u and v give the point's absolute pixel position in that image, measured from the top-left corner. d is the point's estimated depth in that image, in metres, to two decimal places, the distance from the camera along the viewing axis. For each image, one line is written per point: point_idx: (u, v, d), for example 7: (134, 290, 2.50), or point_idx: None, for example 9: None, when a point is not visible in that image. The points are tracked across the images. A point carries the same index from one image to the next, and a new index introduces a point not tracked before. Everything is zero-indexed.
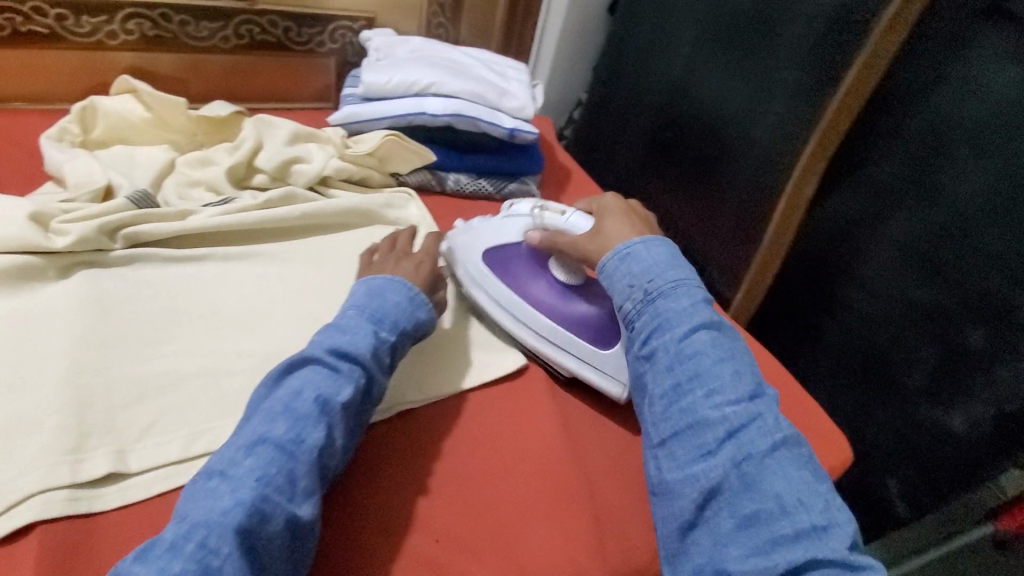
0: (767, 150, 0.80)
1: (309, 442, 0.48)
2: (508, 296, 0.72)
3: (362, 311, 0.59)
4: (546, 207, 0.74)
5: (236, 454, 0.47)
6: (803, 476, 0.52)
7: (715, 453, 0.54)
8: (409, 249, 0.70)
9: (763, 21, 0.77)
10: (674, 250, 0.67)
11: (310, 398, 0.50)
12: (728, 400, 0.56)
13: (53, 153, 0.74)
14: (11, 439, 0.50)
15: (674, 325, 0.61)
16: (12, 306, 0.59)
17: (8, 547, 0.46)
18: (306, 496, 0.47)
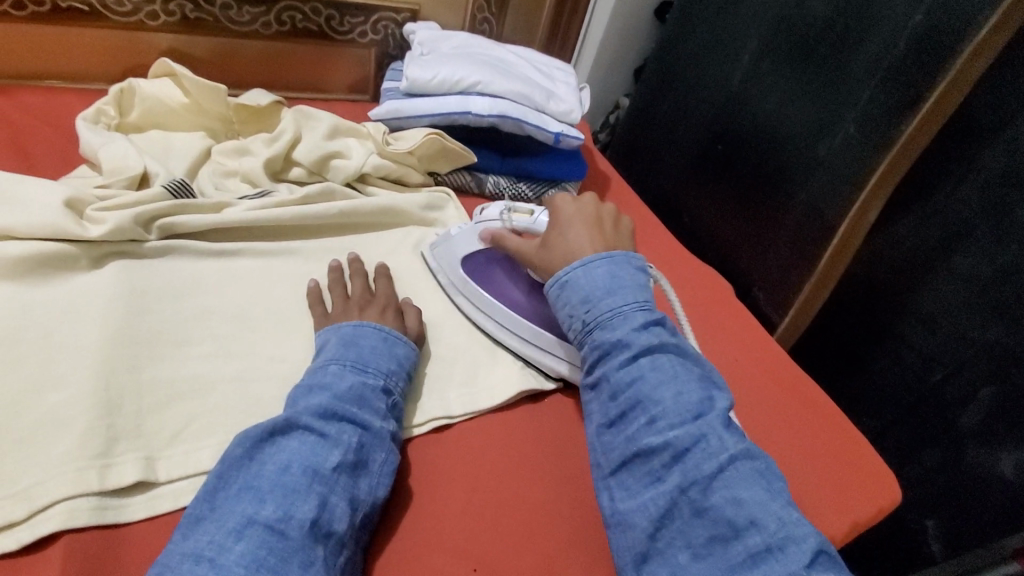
0: (831, 172, 0.76)
1: (301, 515, 0.44)
2: (489, 303, 0.70)
3: (343, 364, 0.55)
4: (514, 209, 0.72)
5: (225, 538, 0.42)
6: (760, 492, 0.47)
7: (665, 480, 0.49)
8: (367, 293, 0.65)
9: (835, 35, 0.73)
10: (615, 258, 0.60)
11: (299, 468, 0.46)
12: (670, 424, 0.51)
13: (88, 136, 0.71)
14: (38, 440, 0.48)
15: (617, 350, 0.55)
16: (42, 296, 0.56)
17: (33, 556, 0.43)
18: (305, 571, 0.42)
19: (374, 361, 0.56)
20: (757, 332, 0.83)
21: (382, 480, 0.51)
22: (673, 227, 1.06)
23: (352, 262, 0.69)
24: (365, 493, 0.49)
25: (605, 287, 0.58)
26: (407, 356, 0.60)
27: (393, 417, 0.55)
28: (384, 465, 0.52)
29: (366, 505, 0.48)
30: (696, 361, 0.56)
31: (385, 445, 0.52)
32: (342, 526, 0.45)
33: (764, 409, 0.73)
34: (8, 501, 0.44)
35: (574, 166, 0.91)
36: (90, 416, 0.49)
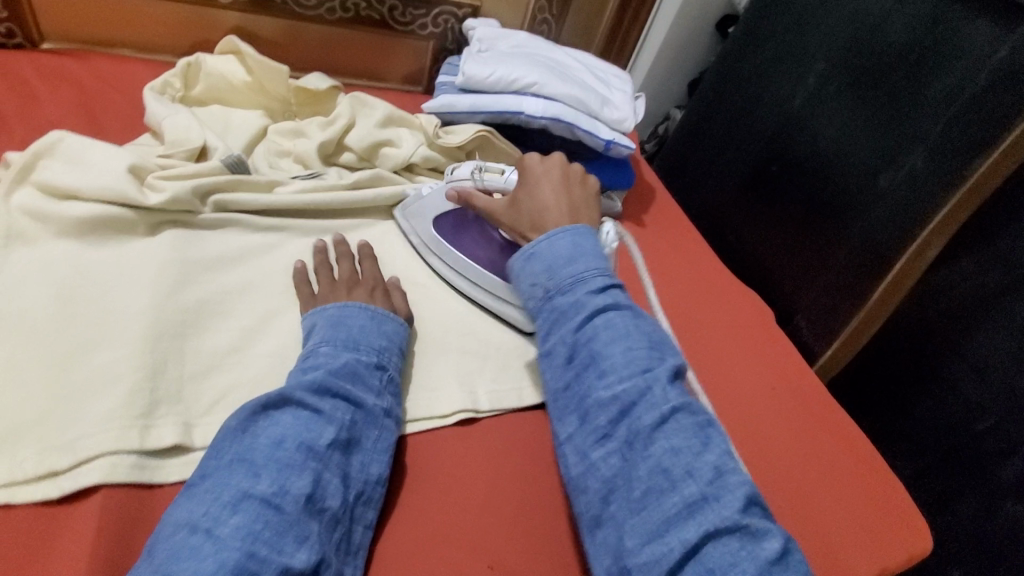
0: (892, 203, 0.72)
1: (296, 490, 0.44)
2: (459, 259, 0.72)
3: (335, 344, 0.55)
4: (485, 168, 0.72)
5: (221, 510, 0.42)
6: (699, 444, 0.47)
7: (614, 438, 0.48)
8: (355, 275, 0.64)
9: (910, 65, 0.71)
10: (580, 232, 0.59)
11: (293, 444, 0.46)
12: (621, 380, 0.49)
13: (154, 106, 0.73)
14: (85, 395, 0.49)
15: (572, 312, 0.54)
16: (99, 256, 0.59)
17: (73, 506, 0.45)
18: (300, 544, 0.43)
19: (366, 341, 0.57)
20: (795, 363, 0.80)
21: (374, 457, 0.51)
22: (717, 247, 1.04)
23: (336, 245, 0.67)
24: (356, 471, 0.50)
25: (568, 256, 0.57)
26: (396, 332, 0.60)
27: (388, 393, 0.56)
28: (377, 442, 0.52)
29: (359, 481, 0.49)
30: (651, 324, 0.55)
31: (378, 423, 0.53)
32: (334, 502, 0.46)
33: (795, 443, 0.70)
34: (53, 451, 0.45)
35: (621, 174, 0.91)
36: (135, 377, 0.50)
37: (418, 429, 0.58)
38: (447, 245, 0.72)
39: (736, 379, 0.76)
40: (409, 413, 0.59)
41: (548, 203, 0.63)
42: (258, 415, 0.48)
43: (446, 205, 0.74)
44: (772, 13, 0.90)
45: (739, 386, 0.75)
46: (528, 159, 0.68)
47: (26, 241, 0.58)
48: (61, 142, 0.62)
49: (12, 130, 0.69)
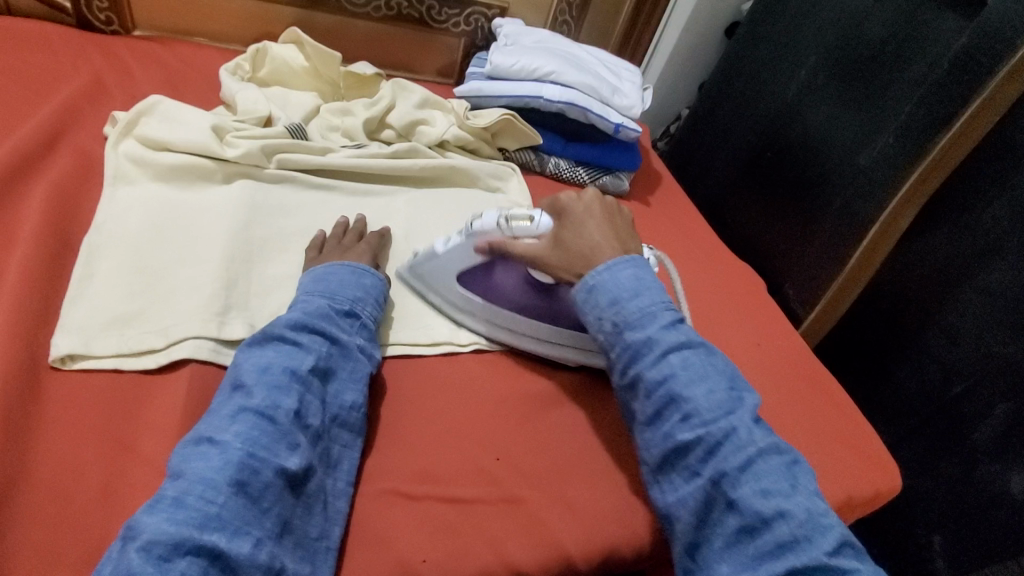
0: (870, 176, 0.81)
1: (284, 406, 0.51)
2: (495, 311, 0.70)
3: (312, 293, 0.62)
4: (511, 214, 0.65)
5: (222, 421, 0.49)
6: (787, 485, 0.50)
7: (700, 476, 0.52)
8: (355, 241, 0.72)
9: (888, 56, 0.80)
10: (640, 263, 0.62)
11: (278, 368, 0.53)
12: (704, 422, 0.53)
13: (229, 83, 0.86)
14: (175, 296, 0.60)
15: (646, 348, 0.57)
16: (184, 196, 0.71)
17: (165, 377, 0.55)
18: (292, 450, 0.49)
19: (342, 290, 0.63)
20: (780, 328, 0.89)
21: (350, 386, 0.58)
22: (718, 228, 1.13)
23: (355, 223, 0.75)
24: (335, 396, 0.56)
25: (633, 288, 0.60)
26: (374, 286, 0.66)
27: (362, 334, 0.62)
28: (353, 372, 0.59)
29: (337, 406, 0.56)
30: (724, 359, 0.58)
31: (353, 356, 0.59)
32: (317, 420, 0.53)
33: (778, 393, 0.78)
34: (151, 334, 0.56)
35: (629, 157, 1.00)
36: (214, 286, 0.61)
37: (441, 349, 0.68)
38: (477, 301, 0.70)
39: (727, 337, 0.84)
40: (434, 336, 0.68)
41: (597, 240, 0.64)
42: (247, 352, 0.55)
43: (470, 258, 0.68)
44: (770, 15, 0.99)
45: (723, 339, 0.84)
46: (565, 200, 0.68)
47: (127, 181, 0.70)
48: (158, 105, 0.76)
49: (114, 98, 0.82)
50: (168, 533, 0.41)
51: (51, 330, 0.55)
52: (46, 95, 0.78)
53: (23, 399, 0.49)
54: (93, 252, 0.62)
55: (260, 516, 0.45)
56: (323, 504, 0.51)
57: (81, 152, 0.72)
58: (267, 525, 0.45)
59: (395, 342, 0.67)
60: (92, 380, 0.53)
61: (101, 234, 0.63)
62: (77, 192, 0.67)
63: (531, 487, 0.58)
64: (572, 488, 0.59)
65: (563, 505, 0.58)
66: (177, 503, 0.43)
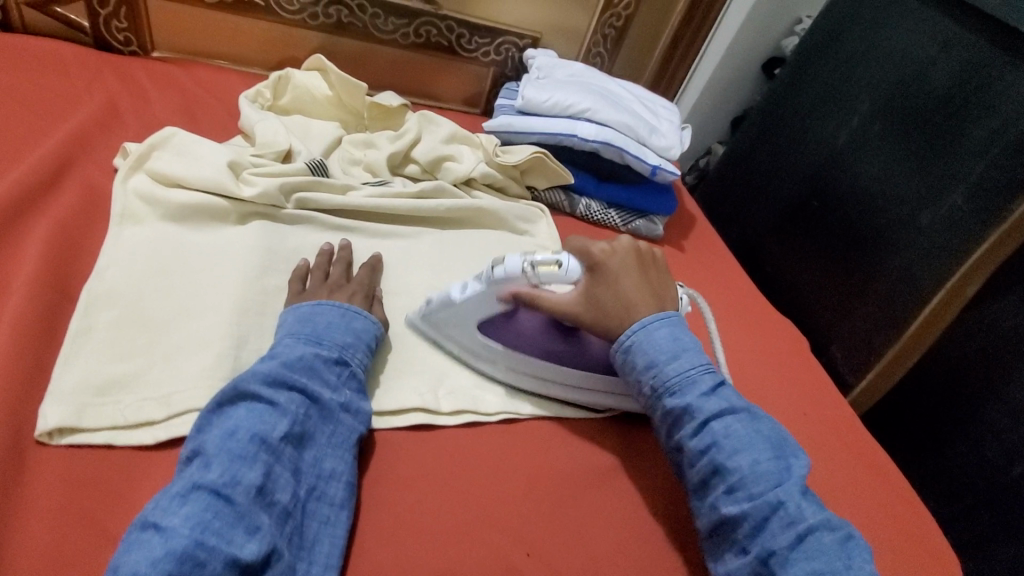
0: (932, 238, 0.75)
1: (246, 482, 0.45)
2: (521, 359, 0.64)
3: (298, 336, 0.57)
4: (538, 260, 0.60)
5: (170, 502, 0.42)
6: (843, 567, 0.46)
7: (748, 553, 0.49)
8: (342, 278, 0.66)
9: (952, 110, 0.75)
10: (675, 321, 0.58)
11: (244, 435, 0.47)
12: (750, 495, 0.50)
13: (248, 112, 0.82)
14: (180, 357, 0.55)
15: (687, 416, 0.54)
16: (195, 239, 0.66)
17: (164, 454, 0.50)
18: (251, 534, 0.43)
19: (329, 336, 0.58)
20: (826, 395, 0.83)
21: (329, 452, 0.51)
22: (754, 276, 1.07)
23: (341, 250, 0.69)
24: (310, 463, 0.50)
25: (670, 350, 0.57)
26: (366, 330, 0.61)
27: (347, 387, 0.56)
28: (332, 437, 0.52)
29: (312, 476, 0.50)
30: (769, 423, 0.54)
31: (333, 418, 0.53)
32: (284, 496, 0.47)
33: (826, 473, 0.72)
34: (150, 402, 0.51)
35: (664, 201, 0.95)
36: (220, 345, 0.56)
37: (466, 418, 0.62)
38: (495, 346, 0.65)
39: (770, 405, 0.78)
40: (457, 404, 0.62)
41: (633, 299, 0.59)
42: (216, 411, 0.50)
43: (489, 306, 0.63)
44: (817, 57, 0.94)
45: (764, 406, 0.78)
46: (596, 252, 0.61)
47: (135, 221, 0.65)
48: (172, 137, 0.71)
49: (127, 126, 0.78)
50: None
51: (41, 394, 0.50)
52: (56, 122, 0.74)
53: (3, 480, 0.44)
54: (91, 302, 0.56)
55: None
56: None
57: (89, 187, 0.67)
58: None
59: (416, 410, 0.60)
60: (82, 457, 0.48)
61: (101, 281, 0.58)
62: (80, 231, 0.63)
63: None
64: None
65: None
66: None
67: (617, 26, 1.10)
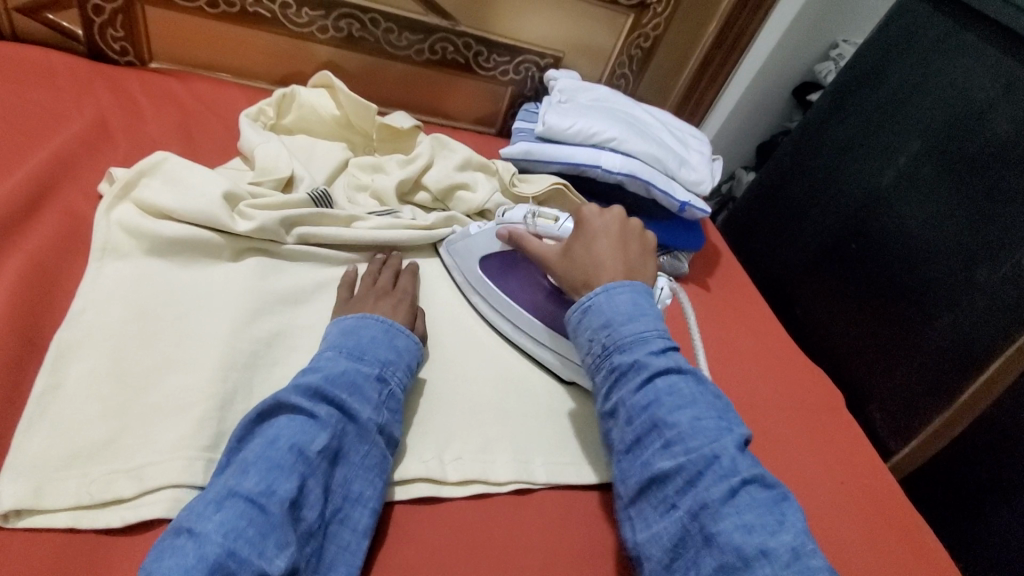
0: (988, 296, 0.69)
1: (282, 492, 0.42)
2: (500, 298, 0.69)
3: (338, 351, 0.54)
4: (539, 212, 0.67)
5: (205, 508, 0.40)
6: (774, 522, 0.43)
7: (677, 508, 0.46)
8: (389, 286, 0.66)
9: (1015, 157, 0.68)
10: (638, 288, 0.56)
11: (285, 444, 0.44)
12: (686, 449, 0.47)
13: (248, 132, 0.76)
14: (157, 419, 0.49)
15: (633, 372, 0.51)
16: (183, 277, 0.60)
17: (131, 538, 0.44)
18: (281, 549, 0.40)
19: (371, 352, 0.55)
20: (864, 456, 0.76)
21: (360, 473, 0.48)
22: (783, 317, 1.00)
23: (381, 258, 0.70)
24: (339, 484, 0.47)
25: (629, 313, 0.54)
26: (408, 348, 0.58)
27: (387, 408, 0.53)
28: (366, 458, 0.49)
29: (340, 497, 0.46)
30: (714, 388, 0.52)
31: (369, 438, 0.50)
32: (312, 514, 0.44)
33: (865, 550, 0.65)
34: (118, 477, 0.45)
35: (691, 238, 0.89)
36: (204, 406, 0.50)
37: (474, 489, 0.55)
38: (490, 288, 0.70)
39: (805, 469, 0.72)
40: (465, 473, 0.55)
41: (602, 257, 0.59)
42: (257, 423, 0.47)
43: (493, 244, 0.69)
44: (860, 89, 0.88)
45: (795, 468, 0.72)
46: (585, 211, 0.63)
47: (119, 256, 0.60)
48: (164, 162, 0.65)
49: (117, 144, 0.72)
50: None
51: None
52: (39, 140, 0.68)
53: None
54: (62, 353, 0.50)
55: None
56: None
57: (71, 216, 0.62)
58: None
59: (421, 480, 0.54)
60: (38, 543, 0.42)
61: (75, 329, 0.52)
62: (57, 267, 0.57)
63: None
64: None
65: None
66: None
67: (644, 47, 1.03)
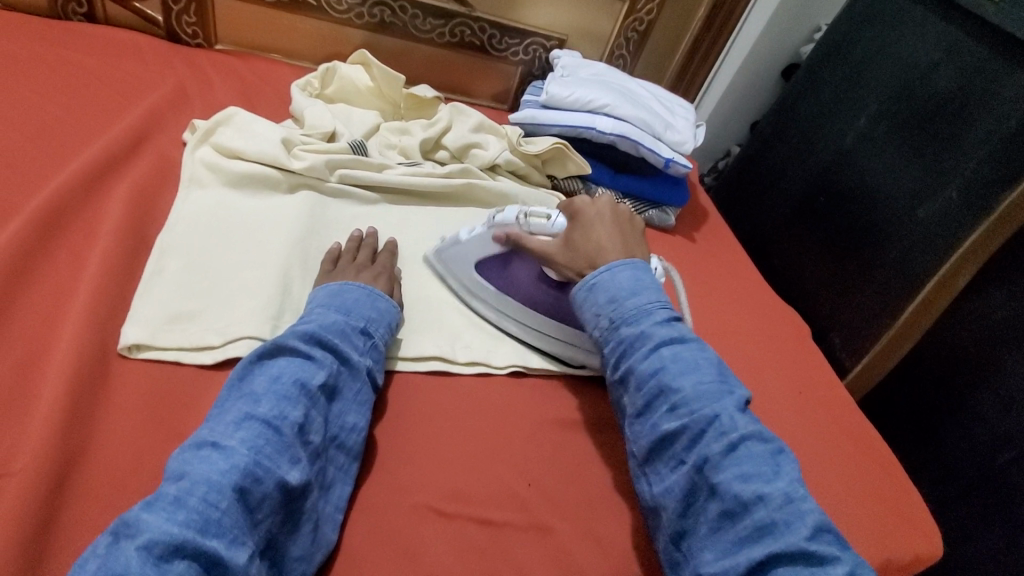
0: (928, 230, 0.81)
1: (292, 418, 0.49)
2: (507, 301, 0.72)
3: (328, 307, 0.61)
4: (530, 211, 0.68)
5: (226, 428, 0.47)
6: (770, 471, 0.48)
7: (685, 463, 0.51)
8: (369, 262, 0.71)
9: (951, 112, 0.80)
10: (637, 264, 0.61)
11: (289, 379, 0.52)
12: (690, 411, 0.51)
13: (299, 98, 0.91)
14: (235, 298, 0.64)
15: (638, 342, 0.56)
16: (250, 204, 0.75)
17: (220, 373, 0.58)
18: (293, 463, 0.48)
19: (357, 310, 0.62)
20: (822, 377, 0.87)
21: (353, 408, 0.56)
22: (764, 270, 1.12)
23: (369, 236, 0.74)
24: (336, 416, 0.55)
25: (630, 286, 0.59)
26: (389, 310, 0.66)
27: (371, 356, 0.61)
28: (358, 394, 0.58)
29: (336, 426, 0.54)
30: (716, 353, 0.56)
31: (359, 378, 0.58)
32: (318, 438, 0.51)
33: (813, 445, 0.76)
34: (210, 332, 0.60)
35: (676, 193, 1.01)
36: (270, 292, 0.65)
37: (479, 370, 0.68)
38: (491, 289, 0.72)
39: (768, 384, 0.83)
40: (471, 356, 0.68)
41: (603, 245, 0.63)
42: (257, 364, 0.54)
43: (489, 248, 0.71)
44: (830, 61, 0.99)
45: (760, 382, 0.82)
46: (578, 203, 0.67)
47: (200, 185, 0.75)
48: (236, 116, 0.81)
49: (193, 106, 0.88)
50: (168, 534, 0.39)
51: (123, 318, 0.59)
52: (133, 100, 0.84)
53: (91, 382, 0.53)
54: (163, 249, 0.66)
55: (253, 527, 0.44)
56: (314, 525, 0.49)
57: (161, 156, 0.77)
58: (257, 539, 0.44)
59: (434, 358, 0.67)
60: (154, 371, 0.56)
61: (171, 234, 0.67)
62: (153, 193, 0.72)
63: (560, 517, 0.57)
64: (601, 522, 0.58)
65: (591, 540, 0.56)
66: (178, 503, 0.41)
67: (640, 30, 1.16)
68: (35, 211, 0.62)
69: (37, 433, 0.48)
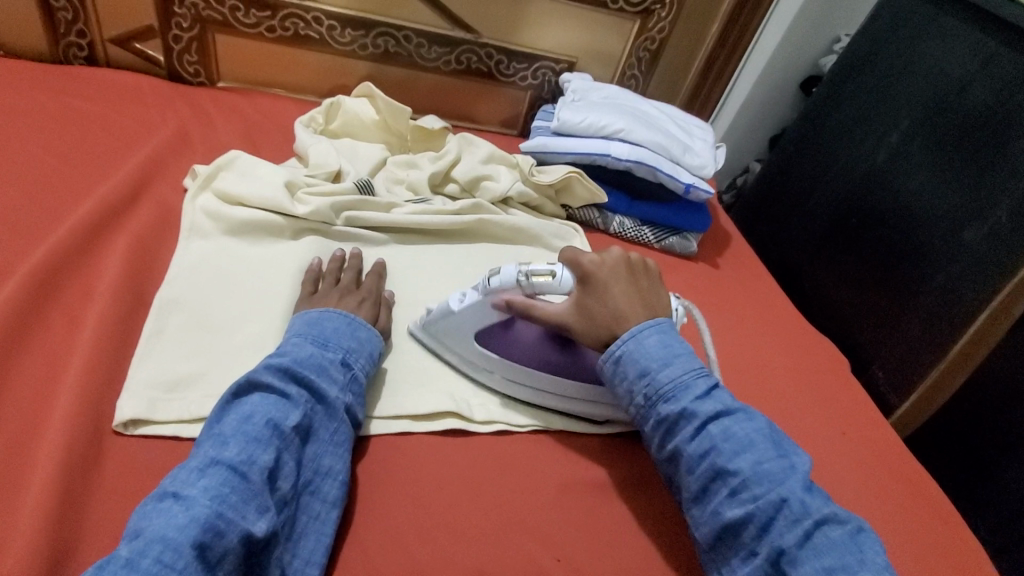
0: (979, 256, 0.75)
1: (261, 462, 0.46)
2: (516, 370, 0.64)
3: (304, 337, 0.58)
4: (532, 270, 0.60)
5: (189, 475, 0.44)
6: (854, 560, 0.46)
7: (757, 555, 0.48)
8: (353, 283, 0.68)
9: (995, 127, 0.74)
10: (663, 326, 0.58)
11: (261, 420, 0.49)
12: (754, 495, 0.49)
13: (302, 136, 0.88)
14: (237, 359, 0.60)
15: (682, 421, 0.54)
16: (252, 252, 0.72)
17: None
18: (261, 513, 0.44)
19: (335, 340, 0.59)
20: (866, 415, 0.81)
21: (329, 449, 0.53)
22: (793, 297, 1.06)
23: (351, 256, 0.71)
24: (310, 458, 0.51)
25: (661, 355, 0.56)
26: (369, 340, 0.62)
27: (351, 390, 0.57)
28: (335, 435, 0.54)
29: (311, 470, 0.51)
30: (764, 420, 0.54)
31: (336, 417, 0.54)
32: (286, 484, 0.48)
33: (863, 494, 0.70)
34: (210, 399, 0.56)
35: (698, 218, 0.96)
36: None
37: (496, 429, 0.63)
38: (496, 358, 0.65)
39: (809, 425, 0.77)
40: (488, 414, 0.64)
41: (622, 307, 0.59)
42: (230, 405, 0.51)
43: (487, 315, 0.63)
44: (855, 76, 0.94)
45: (800, 424, 0.76)
46: (585, 262, 0.60)
47: (200, 235, 0.72)
48: (237, 159, 0.78)
49: (194, 149, 0.85)
50: None
51: (119, 387, 0.55)
52: (133, 146, 0.82)
53: (82, 464, 0.49)
54: (161, 306, 0.62)
55: None
56: None
57: (161, 205, 0.74)
58: None
59: (450, 415, 0.63)
60: (153, 445, 0.53)
61: (171, 289, 0.64)
62: (152, 245, 0.69)
63: None
64: None
65: None
66: (129, 566, 0.38)
67: (652, 49, 1.12)
68: (29, 273, 0.59)
69: (22, 529, 0.44)
